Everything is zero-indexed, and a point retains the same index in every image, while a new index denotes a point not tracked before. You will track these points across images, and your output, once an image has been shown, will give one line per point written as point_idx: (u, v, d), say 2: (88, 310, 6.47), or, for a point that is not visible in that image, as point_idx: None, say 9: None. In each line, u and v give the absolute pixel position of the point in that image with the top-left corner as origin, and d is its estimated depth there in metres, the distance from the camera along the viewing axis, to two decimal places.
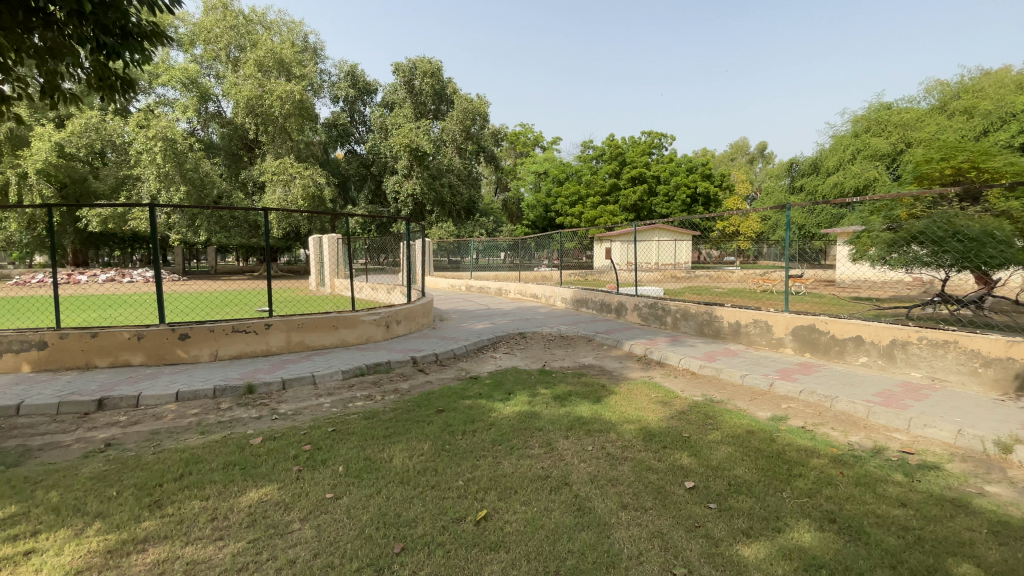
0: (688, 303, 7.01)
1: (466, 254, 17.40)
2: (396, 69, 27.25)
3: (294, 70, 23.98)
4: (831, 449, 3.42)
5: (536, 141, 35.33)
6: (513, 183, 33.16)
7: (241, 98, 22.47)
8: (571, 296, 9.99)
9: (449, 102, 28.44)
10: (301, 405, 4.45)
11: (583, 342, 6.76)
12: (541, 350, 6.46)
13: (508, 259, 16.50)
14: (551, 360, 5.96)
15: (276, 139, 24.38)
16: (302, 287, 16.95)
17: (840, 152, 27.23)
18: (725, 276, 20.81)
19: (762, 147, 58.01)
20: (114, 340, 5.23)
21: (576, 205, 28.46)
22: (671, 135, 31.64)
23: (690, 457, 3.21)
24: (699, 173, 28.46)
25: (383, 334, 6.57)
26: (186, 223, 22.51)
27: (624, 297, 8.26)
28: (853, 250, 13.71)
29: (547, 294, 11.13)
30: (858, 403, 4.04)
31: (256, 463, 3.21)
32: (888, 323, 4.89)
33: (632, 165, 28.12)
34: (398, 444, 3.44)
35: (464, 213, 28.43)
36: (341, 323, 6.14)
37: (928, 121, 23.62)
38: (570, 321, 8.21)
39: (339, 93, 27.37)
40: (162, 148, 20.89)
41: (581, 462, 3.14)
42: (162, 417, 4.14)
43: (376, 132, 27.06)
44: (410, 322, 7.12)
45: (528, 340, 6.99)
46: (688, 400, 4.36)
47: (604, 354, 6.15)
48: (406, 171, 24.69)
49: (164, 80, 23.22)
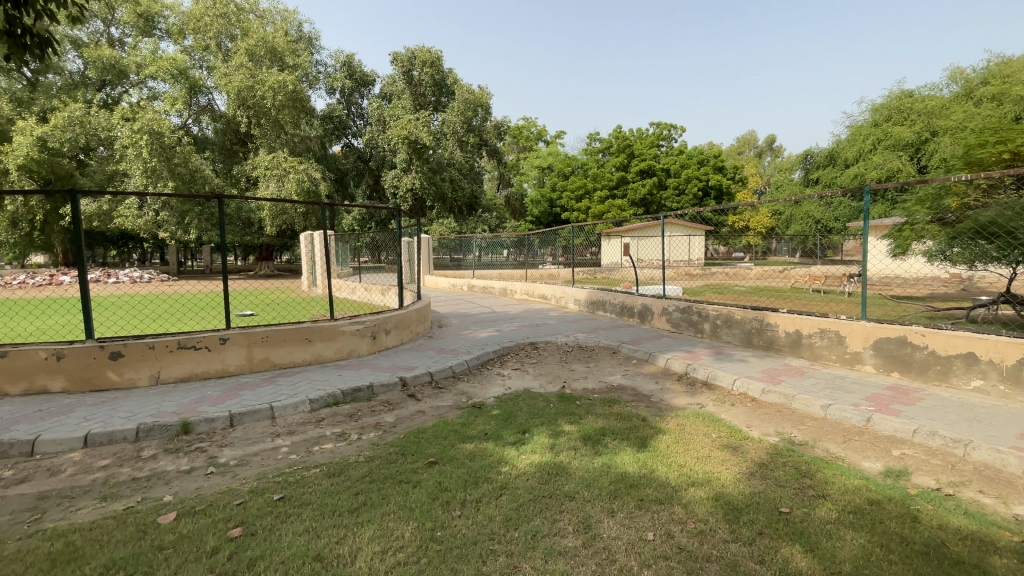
0: (731, 307, 5.90)
1: (468, 252, 16.27)
2: (395, 59, 26.09)
3: (288, 59, 22.82)
4: (1004, 534, 2.33)
5: (540, 135, 34.19)
6: (517, 178, 32.05)
7: (231, 89, 21.38)
8: (585, 297, 8.87)
9: (449, 93, 27.23)
10: (249, 452, 3.36)
11: (606, 355, 5.66)
12: (558, 366, 5.37)
13: (513, 257, 15.40)
14: (571, 380, 4.88)
15: (270, 132, 23.23)
16: (293, 288, 15.90)
17: (859, 144, 25.93)
18: (742, 273, 19.67)
19: (772, 142, 56.42)
20: (27, 361, 4.15)
21: (583, 201, 27.35)
22: (680, 127, 30.32)
23: (808, 555, 2.12)
24: (711, 166, 27.19)
25: (369, 347, 5.48)
26: (176, 221, 21.43)
27: (649, 300, 7.15)
28: (892, 245, 12.50)
29: (557, 294, 9.99)
30: (1005, 453, 2.95)
31: (151, 568, 2.13)
32: (1010, 337, 3.79)
33: (641, 158, 26.96)
34: (368, 529, 2.35)
35: (466, 209, 27.33)
36: (316, 335, 5.05)
37: (954, 109, 22.35)
38: (587, 328, 7.10)
39: (335, 84, 26.18)
40: (148, 142, 19.86)
41: (644, 567, 2.05)
42: (60, 474, 3.08)
43: (374, 124, 25.95)
44: (403, 331, 6.03)
45: (542, 352, 5.90)
46: (765, 445, 3.27)
47: (635, 371, 5.06)
48: (405, 165, 23.72)
49: (152, 72, 22.14)
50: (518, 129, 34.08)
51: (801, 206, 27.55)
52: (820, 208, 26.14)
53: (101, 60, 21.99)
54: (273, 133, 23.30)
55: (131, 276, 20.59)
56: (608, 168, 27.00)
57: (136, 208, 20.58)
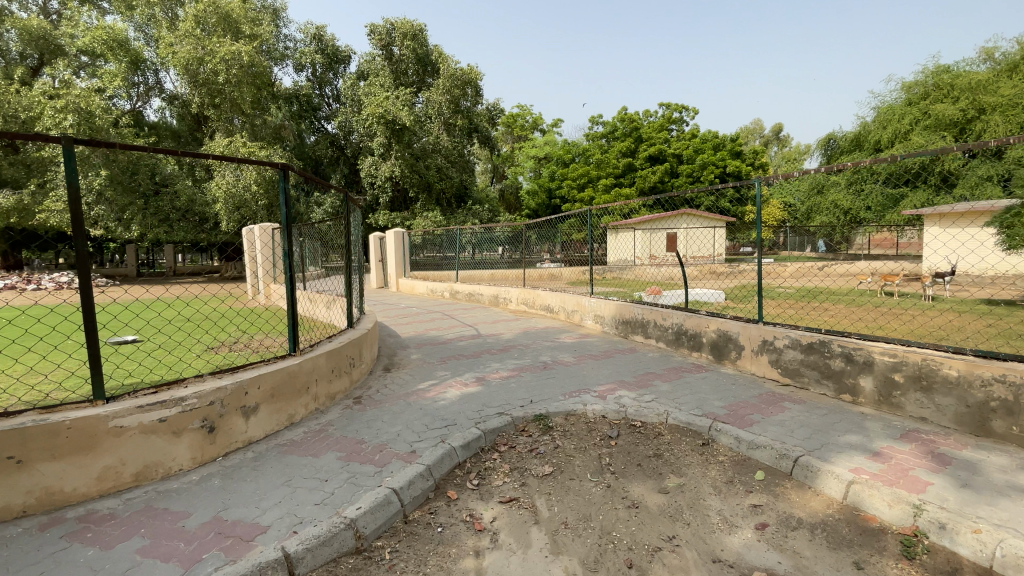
0: (929, 352, 3.04)
1: (450, 248, 13.14)
2: (371, 31, 23.02)
3: (244, 28, 19.24)
4: None
5: (535, 123, 30.86)
6: (511, 170, 28.76)
7: (176, 61, 18.13)
8: (611, 313, 5.98)
9: (434, 73, 24.12)
10: None
11: (695, 456, 2.79)
12: (600, 492, 2.49)
13: (506, 255, 12.22)
14: (647, 557, 2.01)
15: (226, 114, 20.04)
16: (237, 296, 12.71)
17: (890, 126, 23.10)
18: (775, 271, 16.61)
19: (780, 130, 52.88)
20: None
21: (585, 190, 24.15)
22: (693, 109, 26.90)
23: None
24: (728, 151, 24.31)
25: (198, 450, 2.63)
26: (114, 216, 17.61)
27: (733, 325, 4.26)
28: (1000, 235, 9.69)
29: (567, 308, 7.07)
30: None
31: None
32: None
33: (649, 143, 23.98)
34: None
35: (455, 200, 24.21)
36: (41, 446, 2.19)
37: (1010, 81, 19.48)
38: (633, 372, 4.21)
39: (304, 60, 23.06)
40: (75, 123, 16.50)
41: None
42: None
43: (347, 105, 23.00)
44: (300, 396, 3.20)
45: (562, 439, 3.03)
46: None
47: (786, 522, 2.21)
48: (382, 150, 20.83)
49: (85, 43, 18.32)
50: (512, 117, 30.64)
51: (825, 195, 24.40)
52: (848, 198, 22.97)
53: (28, 31, 18.07)
54: (240, 120, 20.38)
55: (57, 283, 16.37)
56: (613, 154, 24.03)
57: (64, 201, 16.93)
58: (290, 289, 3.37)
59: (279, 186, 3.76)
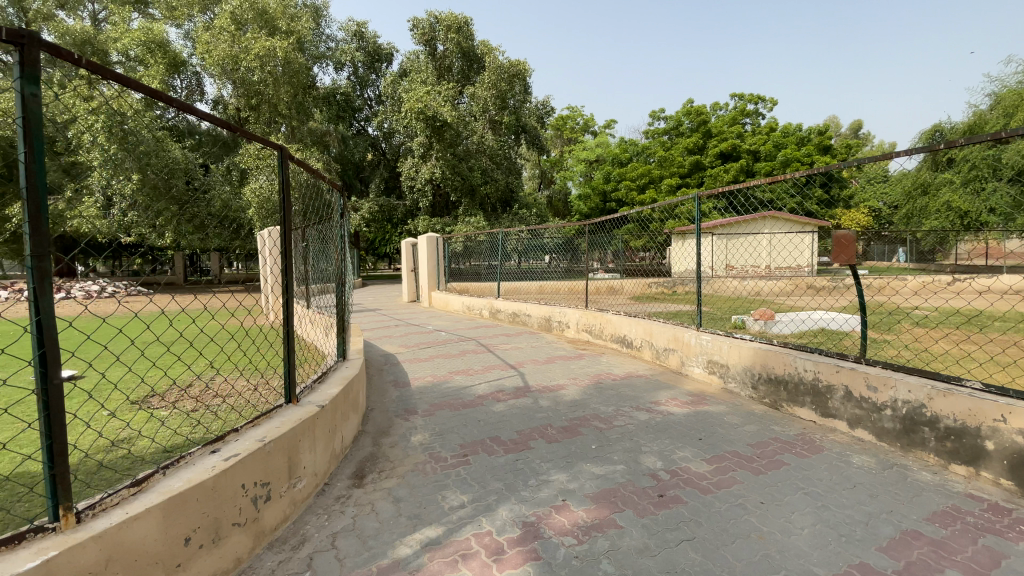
0: None
1: (491, 256, 11.02)
2: (414, 26, 21.61)
3: (281, 25, 18.16)
4: None
5: (586, 125, 28.55)
6: (560, 175, 26.33)
7: (211, 61, 17.08)
8: (740, 365, 3.66)
9: (480, 69, 22.46)
10: None
11: None
12: None
13: (558, 264, 10.04)
14: None
15: (264, 118, 18.94)
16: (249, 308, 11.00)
17: (1015, 113, 19.31)
18: (889, 288, 13.50)
19: (859, 127, 47.64)
20: None
21: (647, 191, 21.53)
22: (769, 100, 23.65)
23: None
24: (814, 145, 21.14)
25: None
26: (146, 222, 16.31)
27: None
28: None
29: (655, 345, 4.80)
30: None
31: None
32: None
33: (719, 137, 21.25)
34: None
35: (500, 205, 22.22)
36: None
37: None
38: (867, 528, 1.92)
39: (345, 58, 22.05)
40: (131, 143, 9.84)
41: None
42: None
43: (388, 103, 21.68)
44: None
45: None
46: None
47: None
48: (423, 151, 19.20)
49: (122, 46, 17.42)
50: (561, 119, 28.42)
51: None
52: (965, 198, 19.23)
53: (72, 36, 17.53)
54: (285, 127, 19.72)
55: None
56: (678, 151, 21.38)
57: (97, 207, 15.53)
58: (43, 374, 1.34)
59: (17, 94, 1.32)
